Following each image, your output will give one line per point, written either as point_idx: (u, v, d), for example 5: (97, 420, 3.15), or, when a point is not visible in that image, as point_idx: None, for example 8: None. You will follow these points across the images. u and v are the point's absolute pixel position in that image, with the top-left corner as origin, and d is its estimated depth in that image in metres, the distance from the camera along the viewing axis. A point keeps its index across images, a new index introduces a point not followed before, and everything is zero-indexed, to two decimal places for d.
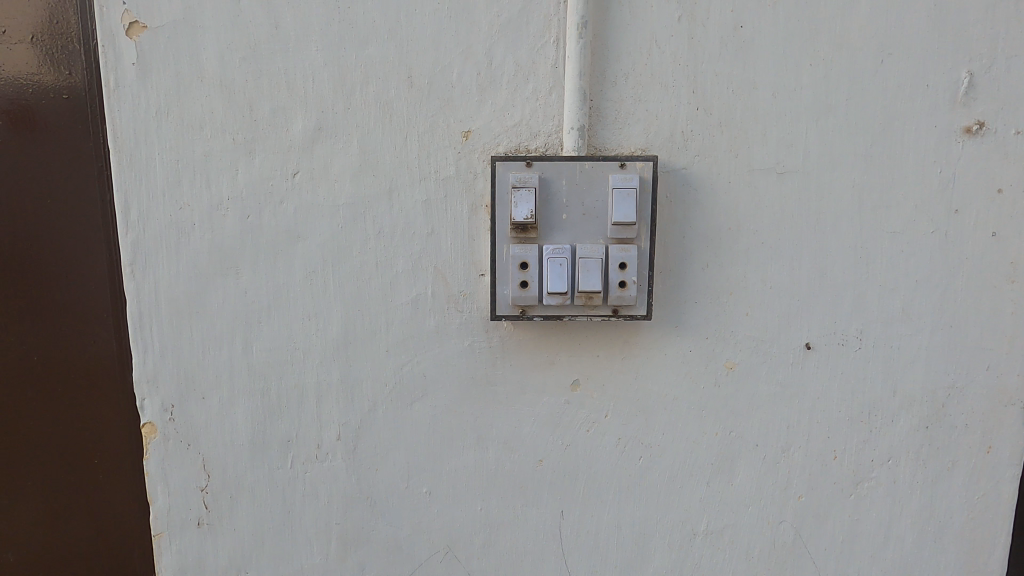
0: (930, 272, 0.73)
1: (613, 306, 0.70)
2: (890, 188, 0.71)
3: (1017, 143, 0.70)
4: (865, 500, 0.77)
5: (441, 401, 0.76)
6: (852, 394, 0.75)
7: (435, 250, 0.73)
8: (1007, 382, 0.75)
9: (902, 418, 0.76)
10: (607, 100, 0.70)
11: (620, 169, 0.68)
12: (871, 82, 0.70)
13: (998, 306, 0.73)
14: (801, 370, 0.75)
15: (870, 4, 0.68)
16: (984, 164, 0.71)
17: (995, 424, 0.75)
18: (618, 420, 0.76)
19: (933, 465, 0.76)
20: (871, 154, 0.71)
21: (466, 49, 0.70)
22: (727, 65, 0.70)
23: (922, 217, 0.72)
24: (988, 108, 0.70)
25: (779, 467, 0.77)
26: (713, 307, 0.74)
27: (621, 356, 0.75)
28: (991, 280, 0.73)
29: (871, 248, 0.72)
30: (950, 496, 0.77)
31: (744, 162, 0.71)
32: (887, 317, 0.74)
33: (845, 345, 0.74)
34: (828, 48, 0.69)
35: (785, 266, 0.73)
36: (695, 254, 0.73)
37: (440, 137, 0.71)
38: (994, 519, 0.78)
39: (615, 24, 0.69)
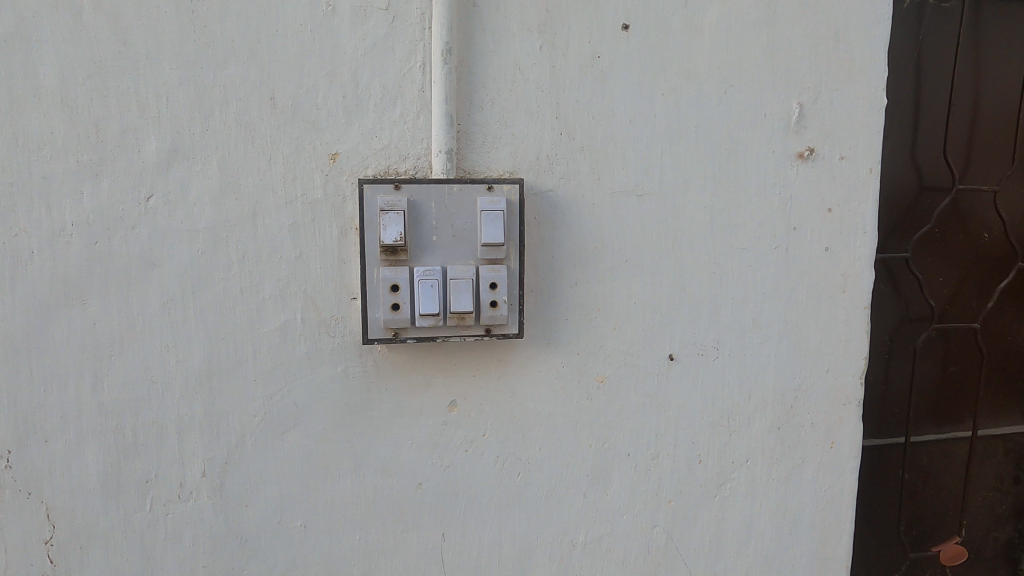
0: (775, 285, 0.79)
1: (486, 326, 0.71)
2: (738, 208, 0.77)
3: (842, 167, 0.79)
4: (728, 500, 0.82)
5: (315, 429, 0.74)
6: (712, 401, 0.80)
7: (303, 275, 0.71)
8: (845, 382, 0.82)
9: (758, 421, 0.81)
10: (475, 123, 0.72)
11: (488, 191, 0.69)
12: (717, 110, 0.76)
13: (834, 313, 0.81)
14: (666, 380, 0.79)
15: (712, 39, 0.74)
16: (816, 186, 0.78)
17: (836, 421, 0.83)
18: (496, 438, 0.77)
19: (786, 463, 0.83)
20: (720, 177, 0.77)
21: (331, 71, 0.69)
22: (586, 92, 0.73)
23: (766, 234, 0.78)
24: (817, 135, 0.78)
25: (650, 474, 0.80)
26: (582, 323, 0.76)
27: (497, 375, 0.76)
28: (826, 290, 0.80)
29: (724, 263, 0.78)
30: (802, 490, 0.84)
31: (606, 185, 0.75)
32: (740, 327, 0.79)
33: (704, 354, 0.79)
34: (678, 79, 0.74)
35: (647, 282, 0.77)
36: (563, 273, 0.75)
37: (305, 159, 0.70)
38: (841, 509, 0.85)
39: (480, 51, 0.71)
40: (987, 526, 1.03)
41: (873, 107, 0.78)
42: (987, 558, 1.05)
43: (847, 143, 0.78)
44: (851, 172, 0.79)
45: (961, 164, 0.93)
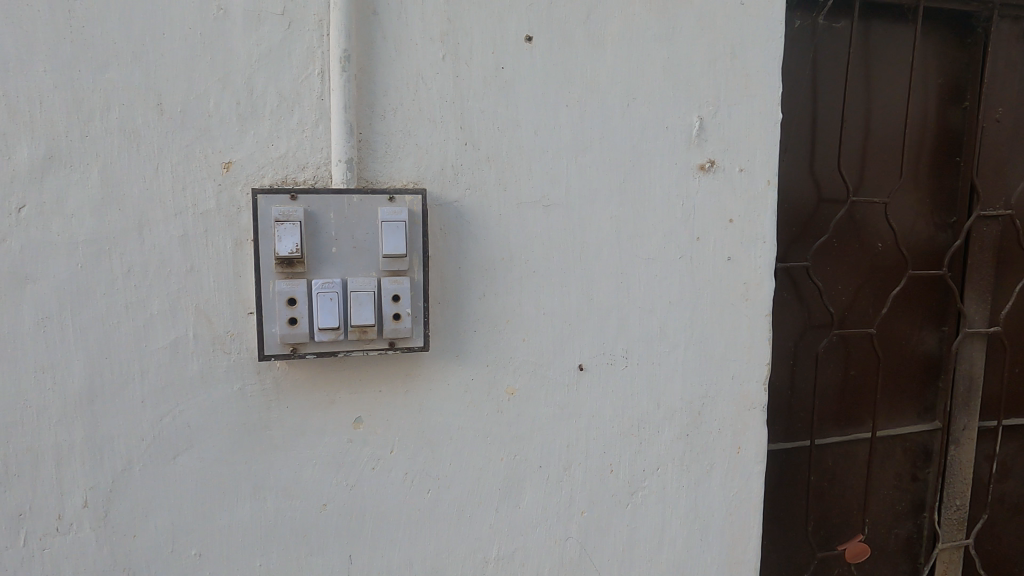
0: (680, 294, 0.81)
1: (389, 339, 0.69)
2: (643, 219, 0.79)
3: (742, 179, 0.81)
4: (640, 508, 0.83)
5: (210, 451, 0.70)
6: (622, 410, 0.81)
7: (195, 289, 0.68)
8: (749, 388, 0.84)
9: (667, 429, 0.82)
10: (376, 132, 0.70)
11: (390, 202, 0.68)
12: (621, 122, 0.77)
13: (737, 321, 0.83)
14: (576, 390, 0.79)
15: (614, 52, 0.75)
16: (717, 197, 0.80)
17: (742, 426, 0.85)
18: (403, 454, 0.75)
19: (695, 469, 0.84)
20: (625, 188, 0.78)
21: (223, 77, 0.66)
22: (491, 103, 0.73)
23: (671, 244, 0.80)
24: (717, 148, 0.80)
25: (562, 485, 0.80)
26: (491, 335, 0.76)
27: (404, 390, 0.74)
28: (729, 298, 0.82)
29: (630, 273, 0.79)
30: (711, 495, 0.85)
31: (513, 195, 0.75)
32: (647, 336, 0.80)
33: (613, 364, 0.80)
34: (581, 91, 0.75)
35: (556, 293, 0.77)
36: (470, 284, 0.74)
37: (196, 168, 0.67)
38: (749, 512, 0.87)
39: (381, 59, 0.69)
40: (888, 522, 1.08)
41: (769, 122, 0.81)
42: (889, 554, 1.09)
43: (746, 156, 0.81)
44: (750, 184, 0.81)
45: (856, 177, 0.98)
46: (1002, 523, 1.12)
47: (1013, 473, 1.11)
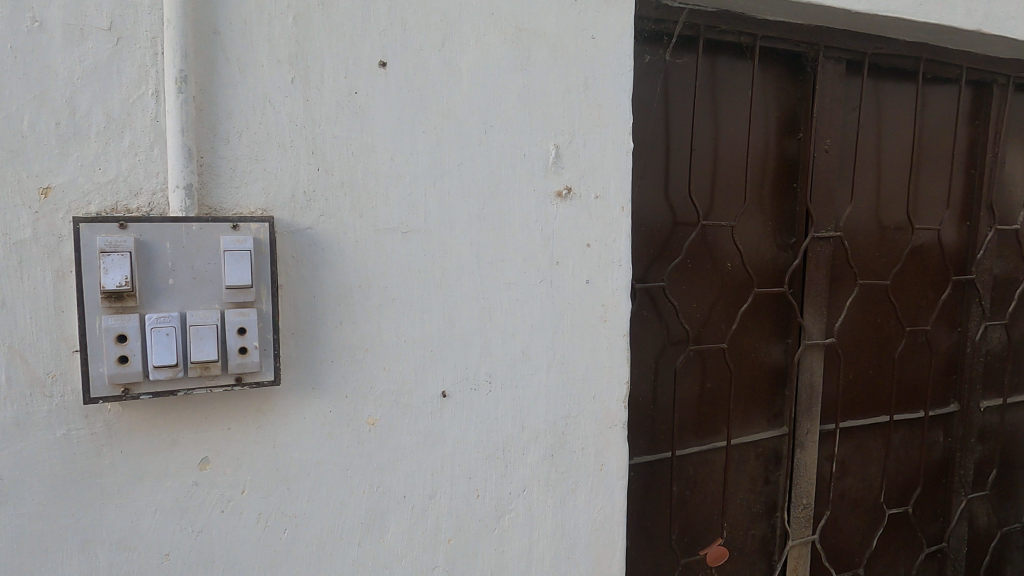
0: (542, 317, 0.82)
1: (236, 374, 0.66)
2: (503, 244, 0.80)
3: (598, 205, 0.84)
4: (507, 531, 0.83)
5: (29, 506, 0.63)
6: (487, 434, 0.81)
7: (8, 327, 0.61)
8: (610, 406, 0.88)
9: (531, 450, 0.83)
10: (219, 157, 0.67)
11: (233, 230, 0.65)
12: (479, 149, 0.77)
13: (596, 342, 0.86)
14: (440, 418, 0.78)
15: (470, 80, 0.76)
16: (575, 223, 0.83)
17: (604, 444, 0.88)
18: (256, 494, 0.71)
19: (560, 489, 0.85)
20: (484, 214, 0.78)
21: (40, 94, 0.61)
22: (344, 128, 0.71)
23: (531, 268, 0.81)
24: (573, 175, 0.82)
25: (427, 514, 0.79)
26: (349, 365, 0.74)
27: (255, 426, 0.70)
28: (588, 320, 0.85)
29: (491, 298, 0.79)
30: (577, 513, 0.87)
31: (369, 222, 0.73)
32: (510, 360, 0.81)
33: (477, 389, 0.80)
34: (438, 118, 0.75)
35: (416, 320, 0.76)
36: (326, 313, 0.72)
37: (7, 194, 0.60)
38: (613, 527, 0.89)
39: (224, 80, 0.66)
40: (745, 524, 1.15)
41: (622, 150, 0.85)
42: (747, 554, 1.16)
43: (600, 183, 0.84)
44: (605, 210, 0.85)
45: (707, 203, 1.05)
46: (843, 517, 1.22)
47: (851, 470, 1.22)
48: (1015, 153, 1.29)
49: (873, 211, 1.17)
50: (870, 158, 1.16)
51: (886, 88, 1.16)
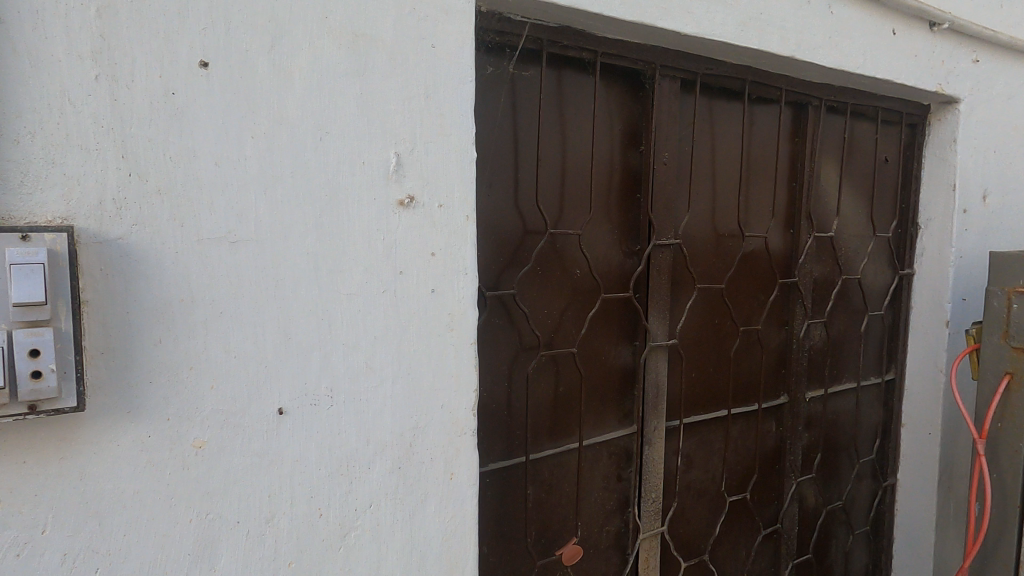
0: (386, 328, 0.81)
1: (29, 402, 0.59)
2: (342, 254, 0.77)
3: (441, 214, 0.84)
4: (353, 549, 0.80)
5: None
6: (329, 450, 0.78)
7: None
8: (459, 415, 0.88)
9: (377, 464, 0.81)
10: (7, 160, 0.60)
11: (23, 241, 0.58)
12: (314, 156, 0.75)
13: (443, 350, 0.86)
14: (276, 437, 0.75)
15: (303, 85, 0.73)
16: (418, 232, 0.82)
17: (453, 453, 0.88)
18: (61, 533, 0.64)
19: (408, 501, 0.84)
20: (321, 223, 0.76)
21: None
22: (160, 131, 0.66)
23: (373, 278, 0.80)
24: (415, 184, 0.82)
25: (264, 538, 0.75)
26: (171, 385, 0.69)
27: (57, 458, 0.63)
28: (435, 330, 0.85)
29: (331, 309, 0.77)
30: (427, 524, 0.86)
31: (192, 231, 0.69)
32: (352, 373, 0.79)
33: (317, 405, 0.77)
34: (268, 123, 0.72)
35: (247, 334, 0.72)
36: (141, 330, 0.67)
37: None
38: (464, 534, 0.90)
39: (10, 75, 0.59)
40: (599, 521, 1.19)
41: (465, 159, 0.86)
42: (602, 550, 1.21)
43: (444, 193, 0.84)
44: (449, 219, 0.85)
45: (556, 212, 1.08)
46: (689, 507, 1.30)
47: (694, 463, 1.30)
48: (828, 168, 1.44)
49: (709, 220, 1.26)
50: (705, 171, 1.25)
51: (717, 106, 1.25)
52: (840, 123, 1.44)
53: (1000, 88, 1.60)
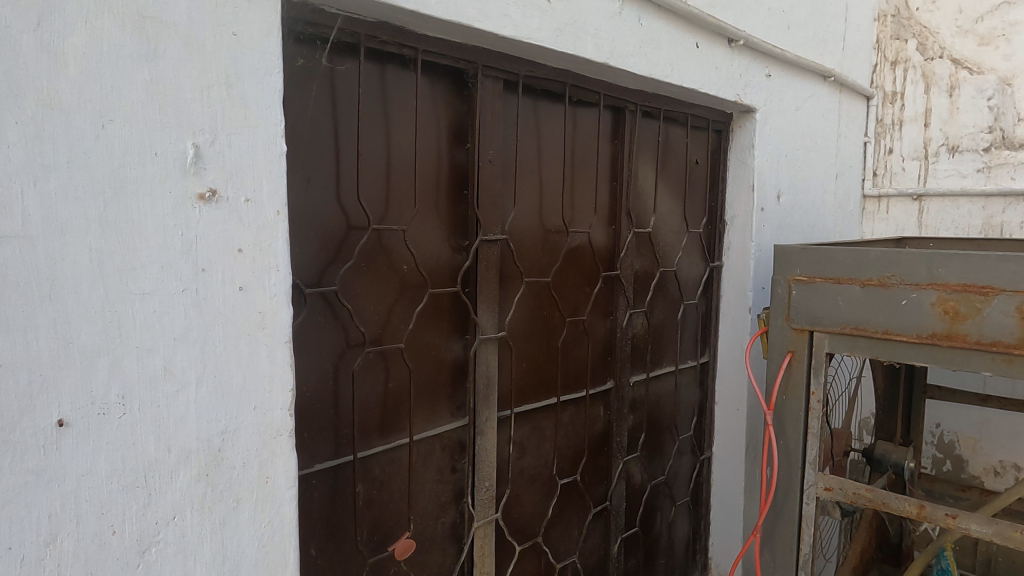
0: (187, 328, 0.76)
1: None
2: (133, 251, 0.72)
3: (248, 209, 0.81)
4: (155, 566, 0.75)
5: None
6: (122, 462, 0.72)
7: None
8: (273, 416, 0.86)
9: (180, 473, 0.77)
10: None
11: None
12: (96, 144, 0.69)
13: (254, 351, 0.83)
14: (56, 452, 0.67)
15: (80, 66, 0.67)
16: (222, 228, 0.79)
17: (269, 455, 0.85)
18: None
19: (218, 509, 0.80)
20: (105, 217, 0.70)
21: None
22: None
23: (170, 276, 0.75)
24: (217, 177, 0.78)
25: (45, 564, 0.67)
26: None
27: None
28: (244, 329, 0.82)
29: (121, 310, 0.71)
30: (240, 532, 0.83)
31: None
32: (148, 377, 0.74)
33: (106, 414, 0.71)
34: (36, 106, 0.65)
35: (17, 339, 0.64)
36: None
37: None
38: (282, 538, 0.88)
39: None
40: (434, 514, 1.21)
41: (273, 153, 0.84)
42: (438, 542, 1.22)
43: (250, 187, 0.81)
44: (258, 214, 0.82)
45: (381, 208, 1.07)
46: (522, 492, 1.35)
47: (526, 450, 1.35)
48: (645, 168, 1.55)
49: (535, 217, 1.32)
50: (530, 169, 1.30)
51: (541, 107, 1.30)
52: (654, 126, 1.56)
53: (790, 100, 1.82)
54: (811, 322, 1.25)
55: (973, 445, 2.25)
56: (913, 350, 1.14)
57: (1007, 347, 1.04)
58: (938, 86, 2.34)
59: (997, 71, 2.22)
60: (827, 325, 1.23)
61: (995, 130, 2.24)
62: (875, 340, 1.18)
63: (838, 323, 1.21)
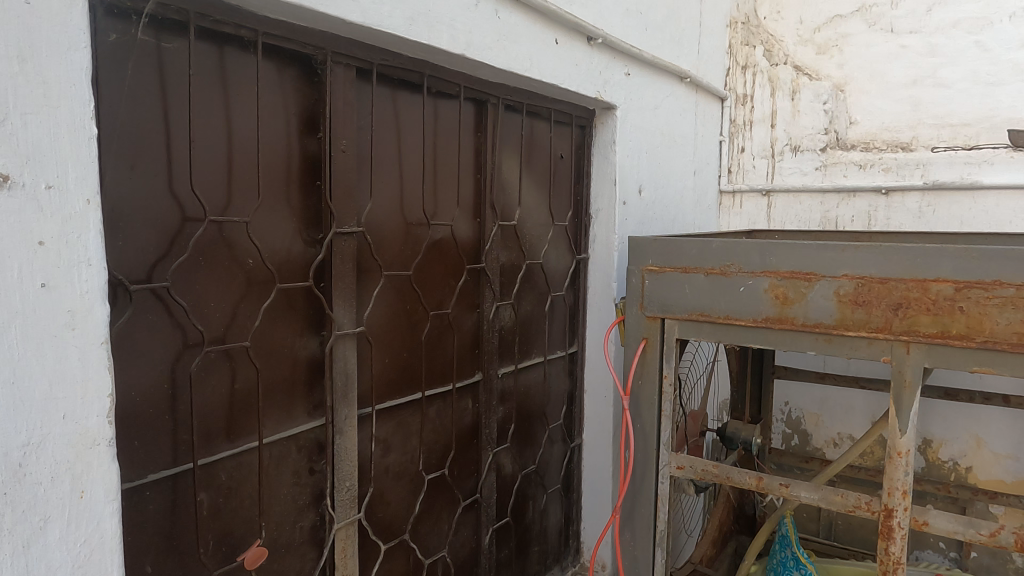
0: None
1: None
2: None
3: (51, 197, 0.73)
4: None
5: None
6: None
7: None
8: (89, 424, 0.78)
9: None
10: None
11: None
12: None
13: (62, 353, 0.75)
14: None
15: None
16: (17, 218, 0.70)
17: (83, 468, 0.78)
18: None
19: (21, 531, 0.72)
20: None
21: None
22: None
23: None
24: (10, 161, 0.70)
25: None
26: None
27: None
28: (48, 330, 0.74)
29: None
30: (49, 554, 0.75)
31: None
32: None
33: None
34: None
35: None
36: None
37: None
38: (103, 557, 0.80)
39: None
40: (291, 518, 1.16)
41: (81, 136, 0.76)
42: (295, 548, 1.17)
43: (52, 172, 0.73)
44: (63, 203, 0.74)
45: (222, 199, 1.01)
46: (387, 490, 1.33)
47: (392, 447, 1.33)
48: (509, 161, 1.57)
49: (395, 209, 1.29)
50: (389, 160, 1.27)
51: (399, 97, 1.28)
52: (518, 120, 1.58)
53: (649, 98, 1.90)
54: (662, 310, 1.31)
55: (816, 419, 2.47)
56: (750, 333, 1.23)
57: (827, 328, 1.14)
58: (782, 89, 2.54)
59: (832, 78, 2.46)
60: (677, 312, 1.29)
61: (830, 132, 2.47)
62: (718, 325, 1.26)
63: (685, 310, 1.28)
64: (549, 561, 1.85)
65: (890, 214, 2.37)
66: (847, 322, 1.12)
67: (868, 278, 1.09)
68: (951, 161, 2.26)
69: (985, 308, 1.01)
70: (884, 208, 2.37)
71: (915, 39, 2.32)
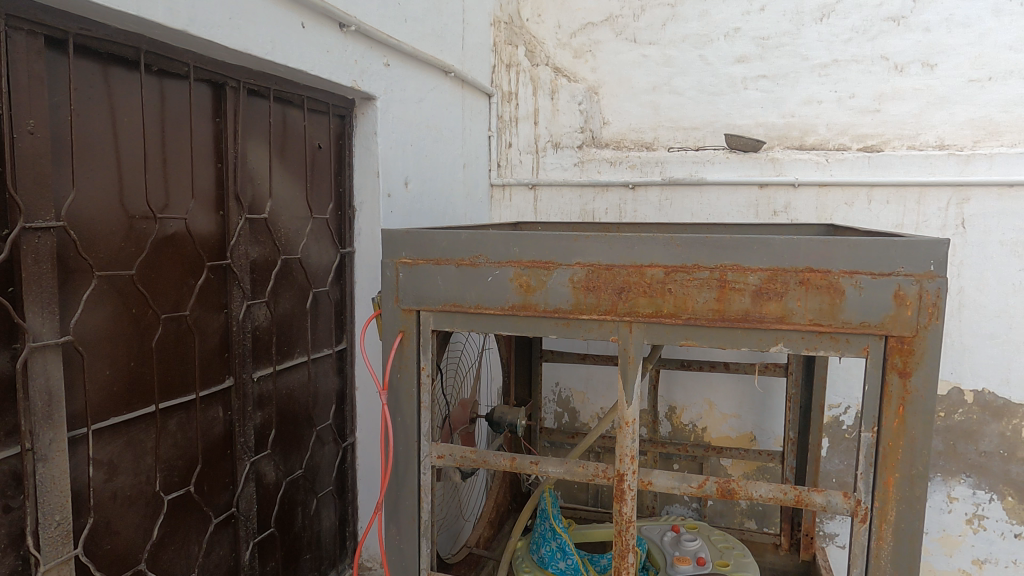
0: None
1: None
2: None
3: None
4: None
5: None
6: None
7: None
8: None
9: None
10: None
11: None
12: None
13: None
14: None
15: None
16: None
17: None
18: None
19: None
20: None
21: None
22: None
23: None
24: None
25: None
26: None
27: None
28: None
29: None
30: None
31: None
32: None
33: None
34: None
35: None
36: None
37: None
38: None
39: None
40: None
41: None
42: None
43: None
44: None
45: None
46: (115, 518, 1.17)
47: (120, 469, 1.18)
48: (256, 150, 1.46)
49: (111, 201, 1.14)
50: (100, 146, 1.12)
51: (110, 74, 1.13)
52: (265, 106, 1.48)
53: (411, 91, 1.90)
54: (417, 302, 1.31)
55: (582, 397, 2.67)
56: (500, 321, 1.28)
57: (565, 313, 1.22)
58: (543, 89, 2.70)
59: (586, 81, 2.67)
60: (431, 304, 1.30)
61: (585, 131, 2.67)
62: (470, 315, 1.29)
63: (439, 301, 1.29)
64: (324, 566, 1.78)
65: (636, 207, 2.62)
66: (580, 307, 1.21)
67: (596, 266, 1.19)
68: (682, 160, 2.57)
69: (688, 289, 1.14)
70: (631, 201, 2.63)
71: (653, 50, 2.59)
